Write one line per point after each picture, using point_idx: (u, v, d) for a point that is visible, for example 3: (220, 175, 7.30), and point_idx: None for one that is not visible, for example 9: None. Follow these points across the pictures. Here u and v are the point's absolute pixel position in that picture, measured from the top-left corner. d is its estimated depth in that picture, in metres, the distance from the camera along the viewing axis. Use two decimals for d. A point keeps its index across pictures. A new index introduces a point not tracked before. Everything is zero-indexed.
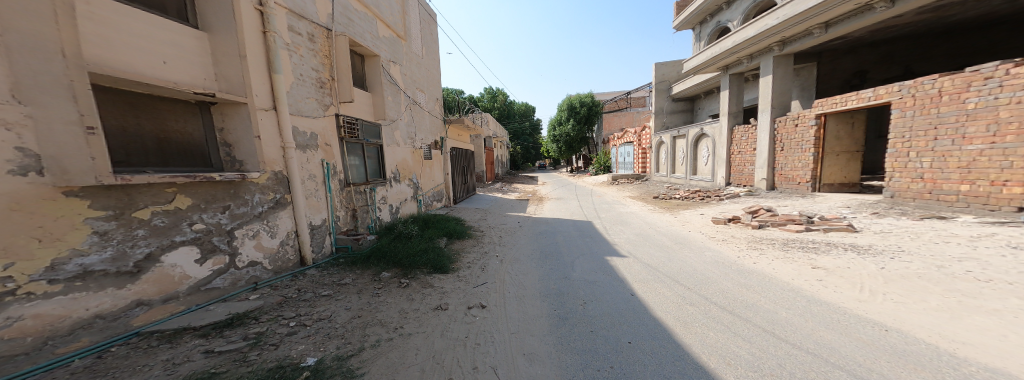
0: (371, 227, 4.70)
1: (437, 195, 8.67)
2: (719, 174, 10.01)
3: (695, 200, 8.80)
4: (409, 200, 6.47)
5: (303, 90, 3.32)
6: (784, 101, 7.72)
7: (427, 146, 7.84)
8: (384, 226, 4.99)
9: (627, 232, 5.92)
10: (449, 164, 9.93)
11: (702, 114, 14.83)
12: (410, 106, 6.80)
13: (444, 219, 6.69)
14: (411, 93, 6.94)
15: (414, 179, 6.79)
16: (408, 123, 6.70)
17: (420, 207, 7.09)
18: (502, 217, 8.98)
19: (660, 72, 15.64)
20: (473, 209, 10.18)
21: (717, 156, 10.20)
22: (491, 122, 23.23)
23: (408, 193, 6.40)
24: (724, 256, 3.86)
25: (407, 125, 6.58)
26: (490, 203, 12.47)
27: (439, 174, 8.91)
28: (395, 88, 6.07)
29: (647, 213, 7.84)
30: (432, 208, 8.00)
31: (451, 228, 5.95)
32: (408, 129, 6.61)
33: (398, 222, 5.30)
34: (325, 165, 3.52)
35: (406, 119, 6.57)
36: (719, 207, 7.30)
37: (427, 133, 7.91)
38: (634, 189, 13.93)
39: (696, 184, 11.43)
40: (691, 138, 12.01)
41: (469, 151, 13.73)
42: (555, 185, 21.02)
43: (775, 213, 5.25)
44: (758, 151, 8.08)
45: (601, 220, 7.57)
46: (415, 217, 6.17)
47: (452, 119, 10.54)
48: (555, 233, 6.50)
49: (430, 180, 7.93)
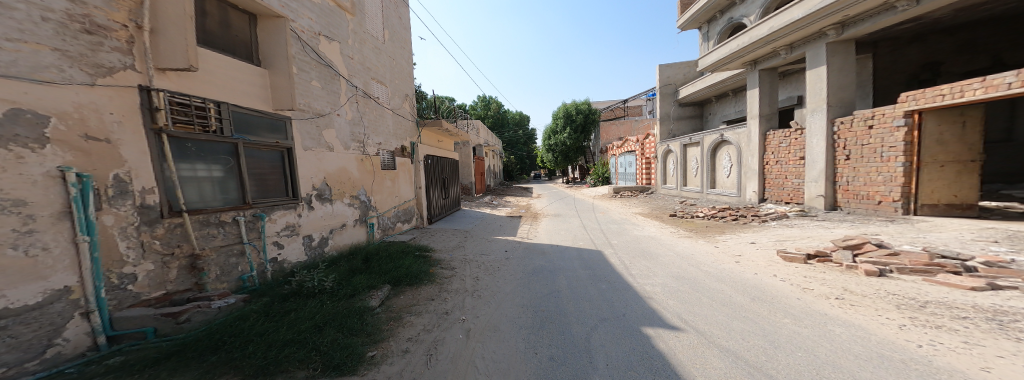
0: (246, 284, 2.76)
1: (403, 215, 6.75)
2: (751, 188, 8.38)
3: (729, 220, 7.08)
4: (353, 226, 4.57)
5: (7, 23, 1.56)
6: (845, 98, 6.36)
7: (387, 154, 5.97)
8: (278, 274, 3.09)
9: (661, 272, 4.15)
10: (421, 176, 8.06)
11: (713, 120, 13.41)
12: (357, 99, 4.96)
13: (399, 251, 4.74)
14: (361, 82, 5.13)
15: (364, 195, 4.91)
16: (358, 120, 4.89)
17: (374, 234, 5.18)
18: (486, 244, 7.04)
19: (665, 74, 14.25)
20: (451, 231, 8.27)
21: (746, 167, 8.58)
22: (479, 129, 21.41)
23: (348, 217, 4.46)
24: (883, 339, 2.08)
25: (353, 124, 4.75)
26: (474, 221, 10.59)
27: (407, 189, 7.02)
28: (329, 73, 4.24)
29: (673, 238, 6.07)
30: (392, 234, 6.08)
31: (403, 266, 4.01)
32: (354, 129, 4.77)
33: (311, 265, 3.38)
34: (78, 184, 1.77)
35: (353, 116, 4.75)
36: (770, 232, 5.59)
37: (388, 137, 6.06)
38: (641, 204, 12.19)
39: (718, 200, 9.76)
40: (707, 146, 10.40)
41: (450, 161, 11.87)
42: (550, 198, 19.19)
43: (892, 251, 3.54)
44: (810, 161, 6.79)
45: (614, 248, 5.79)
46: (352, 251, 4.23)
47: (428, 121, 8.75)
48: (557, 271, 4.56)
49: (391, 197, 6.04)
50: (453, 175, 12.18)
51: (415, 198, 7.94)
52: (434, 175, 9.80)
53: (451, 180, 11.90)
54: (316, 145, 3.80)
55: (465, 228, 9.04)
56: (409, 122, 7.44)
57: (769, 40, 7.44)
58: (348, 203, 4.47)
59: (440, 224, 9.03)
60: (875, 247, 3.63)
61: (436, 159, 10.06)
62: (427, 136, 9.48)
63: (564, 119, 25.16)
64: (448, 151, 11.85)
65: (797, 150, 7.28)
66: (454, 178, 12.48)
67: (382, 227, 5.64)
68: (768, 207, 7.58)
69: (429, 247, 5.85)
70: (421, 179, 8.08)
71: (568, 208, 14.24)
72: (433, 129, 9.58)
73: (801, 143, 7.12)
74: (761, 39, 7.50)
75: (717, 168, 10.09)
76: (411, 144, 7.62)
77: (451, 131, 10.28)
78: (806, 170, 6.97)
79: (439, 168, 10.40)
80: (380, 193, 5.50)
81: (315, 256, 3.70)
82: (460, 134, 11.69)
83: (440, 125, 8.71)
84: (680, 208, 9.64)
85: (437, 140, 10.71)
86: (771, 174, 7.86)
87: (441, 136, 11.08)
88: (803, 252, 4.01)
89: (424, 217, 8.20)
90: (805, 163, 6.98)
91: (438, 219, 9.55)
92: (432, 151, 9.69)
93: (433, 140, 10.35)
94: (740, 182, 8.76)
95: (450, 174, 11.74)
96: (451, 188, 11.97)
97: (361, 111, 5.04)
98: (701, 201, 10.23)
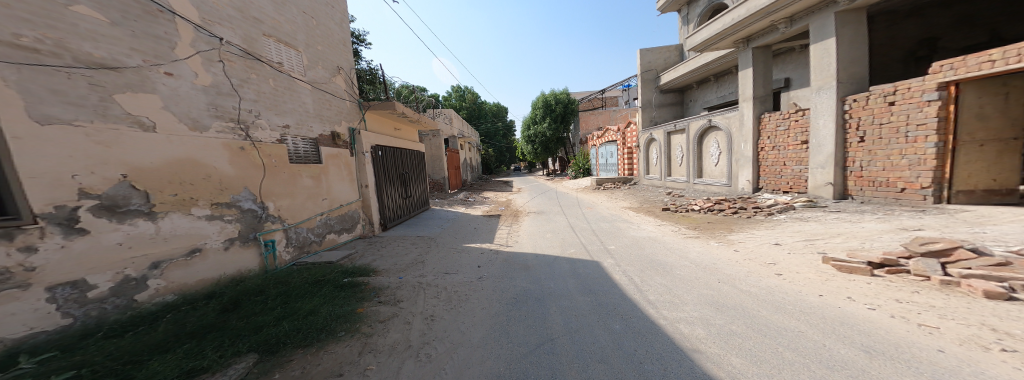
0: None
1: (336, 223, 5.45)
2: (744, 176, 7.63)
3: (727, 210, 6.10)
4: (222, 250, 3.16)
5: None
6: (857, 73, 5.58)
7: (303, 142, 4.64)
8: None
9: (688, 291, 2.99)
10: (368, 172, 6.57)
11: (696, 107, 12.82)
12: (223, 57, 3.34)
13: (317, 283, 3.34)
14: (235, 35, 3.52)
15: (250, 203, 3.51)
16: (230, 92, 3.37)
17: (275, 257, 3.78)
18: (455, 258, 5.67)
19: (646, 59, 13.68)
20: (410, 241, 6.75)
21: (738, 154, 7.82)
22: (452, 119, 19.78)
23: (211, 235, 3.06)
24: None
25: (215, 94, 3.22)
26: (444, 224, 9.09)
27: (343, 189, 5.71)
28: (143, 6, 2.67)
29: (681, 238, 5.05)
30: (317, 250, 4.70)
31: (297, 312, 2.60)
32: (215, 100, 3.21)
33: (63, 340, 1.98)
34: None
35: (208, 81, 3.15)
36: (790, 227, 4.73)
37: (302, 119, 4.60)
38: (627, 198, 11.33)
39: (707, 190, 9.02)
40: (692, 132, 9.64)
41: (414, 154, 10.28)
42: (529, 193, 18.04)
43: (992, 257, 2.61)
44: (815, 144, 6.00)
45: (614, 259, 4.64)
46: (214, 293, 2.78)
47: (374, 104, 7.10)
48: (545, 299, 3.36)
49: (312, 200, 4.69)
50: (417, 172, 10.60)
51: (361, 200, 6.52)
52: (392, 170, 8.25)
53: (416, 177, 10.34)
54: (91, 118, 2.29)
55: (430, 235, 7.52)
56: (340, 101, 5.95)
57: (770, 11, 6.47)
58: (209, 212, 3.06)
59: (399, 231, 7.45)
60: (971, 255, 2.68)
61: (393, 151, 8.50)
62: (379, 123, 7.86)
63: (542, 109, 24.21)
64: (411, 143, 10.24)
65: (797, 133, 6.49)
66: (420, 174, 10.89)
67: (299, 240, 4.27)
68: (766, 197, 6.84)
69: (371, 268, 4.42)
70: (368, 175, 6.63)
71: (550, 203, 13.14)
72: (387, 115, 7.96)
73: (802, 125, 6.34)
74: (761, 10, 6.49)
75: (705, 157, 9.33)
76: (351, 131, 6.23)
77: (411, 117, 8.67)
78: (809, 156, 6.21)
79: (399, 163, 8.89)
80: (289, 196, 4.14)
81: (94, 313, 2.26)
82: (425, 122, 10.09)
83: (393, 108, 7.11)
84: (670, 201, 8.81)
85: (395, 127, 9.07)
86: (766, 161, 7.12)
87: (402, 124, 9.45)
88: (860, 260, 3.05)
89: (374, 224, 6.78)
90: (808, 147, 6.21)
91: (397, 224, 7.99)
92: (387, 141, 8.08)
93: (390, 128, 8.72)
94: (732, 170, 8.02)
95: (413, 169, 10.16)
96: (416, 187, 10.39)
97: (232, 75, 3.42)
98: (689, 192, 9.46)
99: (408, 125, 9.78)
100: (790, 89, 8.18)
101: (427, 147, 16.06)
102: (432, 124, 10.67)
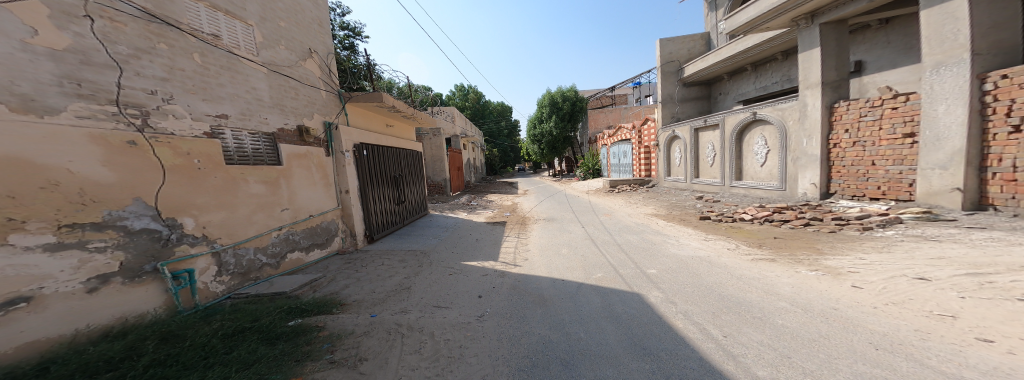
0: None
1: (301, 237, 4.63)
2: (806, 179, 6.45)
3: (797, 220, 4.93)
4: (84, 293, 2.20)
5: None
6: (999, 43, 4.27)
7: (249, 137, 3.81)
8: None
9: (826, 364, 1.80)
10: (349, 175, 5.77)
11: (725, 101, 11.64)
12: (102, 13, 2.50)
13: (246, 340, 2.45)
14: None
15: (139, 224, 2.57)
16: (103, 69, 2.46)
17: (185, 298, 2.88)
18: (452, 282, 4.78)
19: (666, 50, 12.57)
20: (398, 257, 5.79)
21: (797, 152, 6.65)
22: (455, 118, 18.79)
23: (52, 273, 2.06)
24: None
25: (75, 62, 2.31)
26: (444, 233, 8.07)
27: (311, 194, 4.89)
28: None
29: (746, 259, 3.88)
30: (269, 275, 3.91)
31: None
32: (70, 73, 2.28)
33: None
34: None
35: (64, 44, 2.28)
36: (897, 246, 3.54)
37: (246, 108, 3.83)
38: (649, 204, 10.09)
39: (749, 195, 7.81)
40: (730, 130, 8.42)
41: (410, 154, 9.37)
42: (536, 196, 16.92)
43: None
44: (928, 139, 4.77)
45: (666, 291, 3.49)
46: (49, 366, 1.86)
47: (355, 94, 6.18)
48: (577, 364, 2.28)
49: (262, 211, 3.88)
50: (414, 174, 9.67)
51: (339, 207, 5.66)
52: (383, 172, 7.37)
53: (412, 179, 9.43)
54: None
55: (423, 248, 6.49)
56: (309, 89, 5.18)
57: None
58: (56, 239, 2.10)
59: (391, 244, 6.45)
60: None
61: (384, 151, 7.63)
62: (365, 119, 6.97)
63: (548, 107, 23.20)
64: (407, 142, 9.33)
65: (892, 125, 5.29)
66: (417, 177, 9.95)
67: (236, 265, 3.46)
68: (844, 204, 5.59)
69: (335, 304, 3.61)
70: (348, 179, 5.82)
71: (560, 208, 11.99)
72: (378, 110, 7.01)
73: (903, 114, 5.12)
74: None
75: (745, 156, 8.12)
76: (325, 126, 5.44)
77: (404, 112, 7.76)
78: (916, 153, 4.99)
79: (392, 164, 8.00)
80: (223, 208, 3.32)
81: None
82: (423, 119, 9.18)
83: (379, 100, 6.17)
84: (706, 209, 7.59)
85: (388, 124, 8.17)
86: (843, 161, 5.93)
87: (396, 121, 8.56)
88: None
89: (357, 236, 5.97)
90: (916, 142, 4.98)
91: (390, 236, 6.97)
92: (376, 140, 7.15)
93: (382, 125, 7.84)
94: (787, 172, 6.84)
95: (409, 171, 9.24)
96: (413, 190, 9.44)
97: (118, 40, 2.59)
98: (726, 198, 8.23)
99: (402, 122, 8.88)
100: (863, 74, 7.40)
101: (427, 147, 15.07)
102: (430, 121, 9.74)
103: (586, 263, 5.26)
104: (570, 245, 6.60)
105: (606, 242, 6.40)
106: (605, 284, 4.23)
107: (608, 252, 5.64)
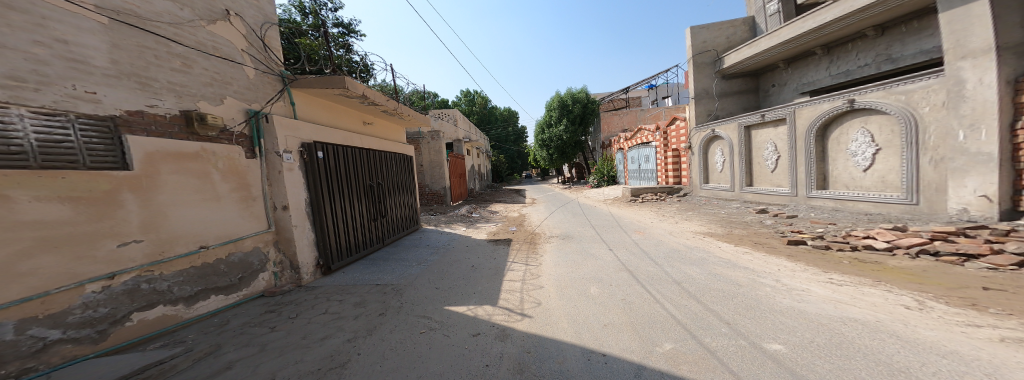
0: None
1: (173, 285, 2.57)
2: (965, 189, 4.50)
3: (998, 256, 3.23)
4: None
5: None
6: None
7: (24, 118, 1.87)
8: None
9: None
10: (294, 186, 3.80)
11: (780, 94, 9.66)
12: None
13: None
14: None
15: None
16: None
17: None
18: (418, 353, 2.79)
19: (699, 38, 10.67)
20: (356, 299, 3.86)
21: (942, 149, 4.76)
22: (456, 121, 17.30)
23: None
24: None
25: None
26: (433, 256, 6.22)
27: (204, 217, 2.82)
28: None
29: (1001, 349, 1.94)
30: (70, 360, 1.98)
31: None
32: None
33: None
34: None
35: None
36: None
37: (22, 68, 1.87)
38: (693, 219, 8.02)
39: (846, 210, 5.92)
40: (823, 121, 6.29)
41: (396, 159, 7.62)
42: (546, 206, 14.96)
43: None
44: None
45: None
46: None
47: (306, 78, 4.16)
48: None
49: (52, 252, 1.92)
50: (402, 182, 7.87)
51: (272, 230, 3.59)
52: (355, 179, 5.53)
53: (399, 188, 7.60)
54: None
55: (395, 282, 4.56)
56: (233, 70, 3.30)
57: None
58: None
59: (353, 276, 4.56)
60: None
61: (359, 153, 5.82)
62: (330, 112, 5.26)
63: (557, 110, 21.59)
64: (393, 144, 7.60)
65: None
66: (406, 185, 8.15)
67: None
68: None
69: None
70: (291, 191, 3.74)
71: (576, 222, 10.02)
72: (342, 100, 5.26)
73: None
74: None
75: (837, 158, 6.22)
76: (248, 116, 3.42)
77: (384, 106, 6.06)
78: None
79: (370, 170, 6.17)
80: None
81: None
82: (412, 117, 7.48)
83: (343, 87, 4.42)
84: (788, 229, 5.54)
85: (366, 120, 6.47)
86: None
87: (377, 118, 6.86)
88: None
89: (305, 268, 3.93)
90: None
91: (360, 263, 5.12)
92: (345, 140, 5.39)
93: (356, 122, 6.15)
94: (925, 179, 4.94)
95: (395, 178, 7.44)
96: (400, 202, 7.63)
97: None
98: (809, 216, 6.16)
99: (385, 119, 7.18)
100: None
101: (424, 152, 13.41)
102: (422, 120, 8.04)
103: (634, 318, 3.30)
104: (600, 280, 4.65)
105: (655, 276, 4.44)
106: (686, 376, 2.24)
107: (668, 297, 3.67)
